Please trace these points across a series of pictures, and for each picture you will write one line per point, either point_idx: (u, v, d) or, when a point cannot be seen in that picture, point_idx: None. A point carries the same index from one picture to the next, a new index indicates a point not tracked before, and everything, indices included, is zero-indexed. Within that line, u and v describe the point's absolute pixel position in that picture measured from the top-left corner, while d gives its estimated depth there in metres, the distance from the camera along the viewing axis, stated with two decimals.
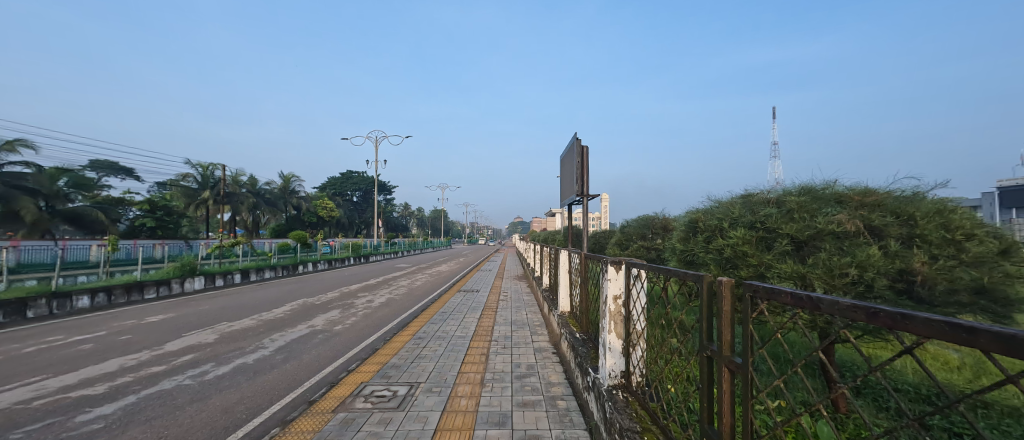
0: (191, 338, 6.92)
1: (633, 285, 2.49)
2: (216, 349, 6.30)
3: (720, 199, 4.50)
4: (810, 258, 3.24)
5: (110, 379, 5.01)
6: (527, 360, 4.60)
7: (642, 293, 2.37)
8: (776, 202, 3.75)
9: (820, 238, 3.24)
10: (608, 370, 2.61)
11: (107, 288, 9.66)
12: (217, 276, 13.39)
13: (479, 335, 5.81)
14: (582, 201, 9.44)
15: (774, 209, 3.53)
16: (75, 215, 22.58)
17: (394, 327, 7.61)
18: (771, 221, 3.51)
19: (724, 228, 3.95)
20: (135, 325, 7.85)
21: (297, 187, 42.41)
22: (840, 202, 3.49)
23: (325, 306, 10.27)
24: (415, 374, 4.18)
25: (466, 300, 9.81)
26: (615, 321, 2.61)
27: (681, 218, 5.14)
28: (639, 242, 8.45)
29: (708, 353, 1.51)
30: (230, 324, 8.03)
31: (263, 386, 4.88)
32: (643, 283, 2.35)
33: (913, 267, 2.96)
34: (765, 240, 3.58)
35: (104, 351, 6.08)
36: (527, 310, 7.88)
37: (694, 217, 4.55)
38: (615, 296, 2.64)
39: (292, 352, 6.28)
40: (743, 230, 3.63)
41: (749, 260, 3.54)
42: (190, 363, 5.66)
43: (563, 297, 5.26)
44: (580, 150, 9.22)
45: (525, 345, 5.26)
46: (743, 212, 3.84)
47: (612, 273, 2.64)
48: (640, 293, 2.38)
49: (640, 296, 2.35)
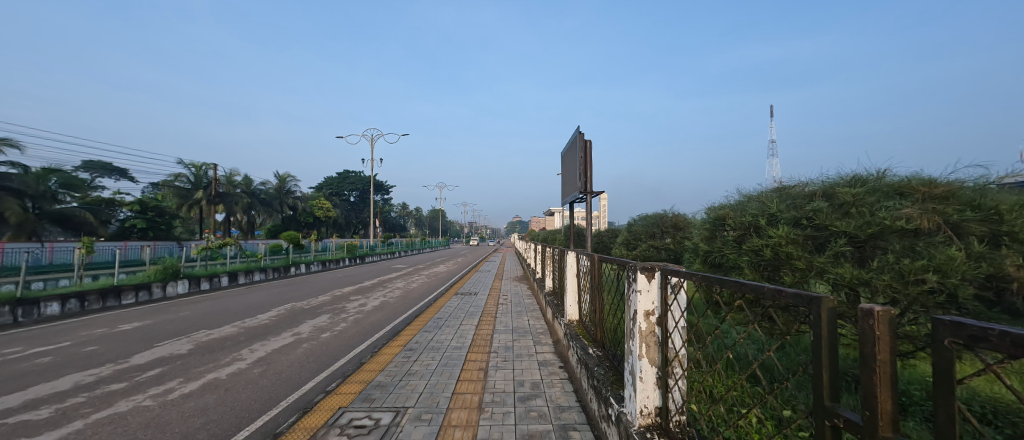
0: (163, 349, 6.33)
1: (672, 298, 1.95)
2: (187, 363, 5.72)
3: (749, 195, 3.97)
4: (872, 262, 2.70)
5: (59, 401, 4.43)
6: (531, 377, 4.03)
7: (682, 308, 1.85)
8: (822, 195, 3.20)
9: (885, 235, 2.69)
10: (639, 405, 2.06)
11: (80, 294, 9.06)
12: (203, 279, 12.78)
13: (477, 346, 5.26)
14: (586, 198, 8.90)
15: (823, 203, 2.98)
16: (63, 216, 21.95)
17: (385, 335, 7.03)
18: (821, 216, 2.95)
19: (759, 226, 3.41)
20: (106, 334, 7.27)
21: (293, 187, 41.68)
22: (900, 195, 2.94)
23: (314, 311, 9.69)
24: (402, 396, 3.62)
25: (463, 304, 9.26)
26: (646, 344, 2.06)
27: (703, 214, 4.58)
28: (647, 241, 7.92)
29: (835, 421, 0.95)
30: (208, 332, 7.44)
31: (233, 407, 4.32)
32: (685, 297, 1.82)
33: (1005, 272, 2.41)
34: (814, 240, 3.02)
35: (61, 366, 5.50)
36: (528, 316, 7.33)
37: (720, 213, 4.00)
38: (647, 312, 2.08)
39: (271, 366, 5.71)
40: (786, 227, 3.09)
41: (795, 263, 2.99)
42: (156, 379, 5.10)
43: (569, 304, 4.69)
44: (584, 144, 8.67)
45: (527, 358, 4.71)
46: (783, 207, 3.30)
47: (642, 281, 2.09)
48: (680, 307, 1.86)
49: (683, 312, 1.82)
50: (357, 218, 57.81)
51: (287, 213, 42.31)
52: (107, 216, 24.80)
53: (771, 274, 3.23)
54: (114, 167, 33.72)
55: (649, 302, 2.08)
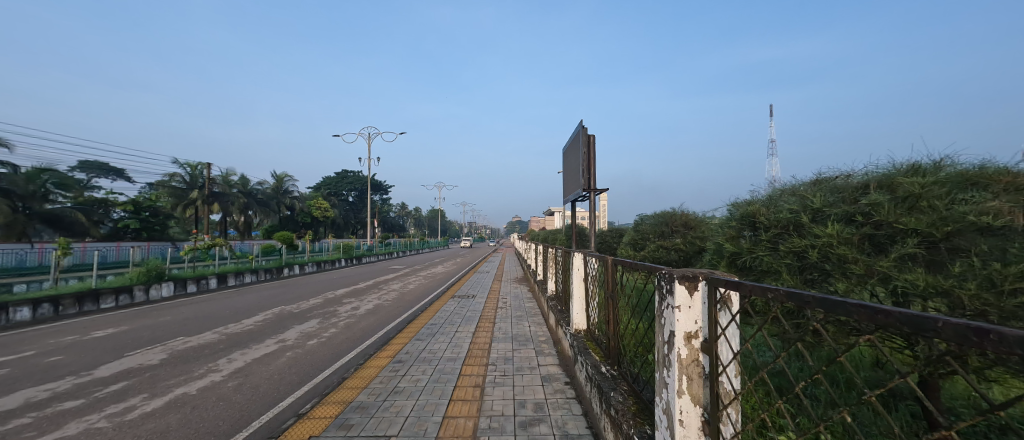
0: (132, 359, 5.80)
1: (723, 316, 1.48)
2: (155, 375, 5.22)
3: (781, 190, 3.49)
4: (951, 267, 2.21)
5: (2, 422, 3.93)
6: (534, 397, 3.55)
7: (735, 330, 1.40)
8: (878, 186, 2.69)
9: (961, 232, 2.21)
10: None
11: (54, 298, 8.53)
12: (190, 281, 12.27)
13: (473, 357, 4.78)
14: (589, 196, 8.42)
15: (883, 196, 2.49)
16: (54, 216, 21.47)
17: (375, 343, 6.53)
18: (882, 212, 2.45)
19: (802, 223, 2.91)
20: (75, 341, 6.77)
21: (290, 186, 41.14)
22: (975, 186, 2.40)
23: (303, 316, 9.20)
24: (384, 422, 3.12)
25: (460, 308, 8.77)
26: (688, 376, 1.57)
27: (726, 211, 4.10)
28: (656, 241, 7.43)
29: None
30: (186, 340, 6.92)
31: (197, 428, 3.83)
32: (737, 316, 1.36)
33: None
34: (872, 240, 2.54)
35: (16, 379, 5.02)
36: (529, 321, 6.84)
37: (749, 209, 3.50)
38: (688, 334, 1.59)
39: (248, 379, 5.21)
40: (836, 225, 2.61)
41: (852, 267, 2.50)
42: (117, 395, 4.61)
43: (576, 312, 4.20)
44: (586, 139, 8.20)
45: (529, 372, 4.23)
46: (828, 202, 2.83)
47: (681, 295, 1.59)
48: (733, 329, 1.41)
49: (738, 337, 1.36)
50: (356, 218, 57.15)
51: (285, 213, 41.63)
52: (99, 216, 24.23)
53: (819, 279, 2.76)
54: (110, 167, 33.26)
55: (691, 322, 1.59)
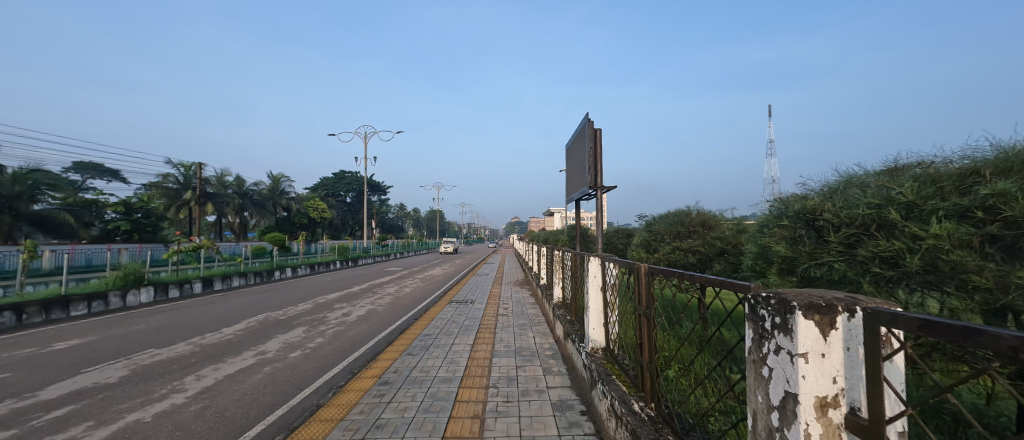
0: (86, 378, 5.15)
1: (889, 376, 0.84)
2: (109, 397, 4.58)
3: (846, 180, 2.84)
4: None
5: None
6: (546, 433, 2.92)
7: (913, 404, 0.78)
8: (997, 172, 2.04)
9: None
10: None
11: (17, 306, 7.86)
12: (172, 286, 11.59)
13: (471, 378, 4.14)
14: (596, 195, 7.76)
15: (1015, 184, 1.85)
16: (42, 218, 20.75)
17: (363, 356, 5.89)
18: (1015, 206, 1.82)
19: (894, 222, 2.28)
20: (31, 355, 6.11)
21: (287, 187, 40.39)
22: None
23: (289, 323, 8.54)
24: None
25: (457, 315, 8.16)
26: None
27: (769, 207, 3.49)
28: (671, 243, 6.82)
29: None
30: (154, 353, 6.25)
31: None
32: (937, 387, 0.74)
33: None
34: (998, 241, 1.93)
35: None
36: (533, 331, 6.22)
37: (805, 203, 2.85)
38: (822, 400, 0.96)
39: (214, 401, 4.56)
40: (947, 223, 1.99)
41: (976, 279, 1.89)
42: (57, 423, 3.97)
43: (593, 326, 3.55)
44: (592, 133, 7.57)
45: (536, 398, 3.60)
46: (929, 195, 2.19)
47: (810, 337, 0.97)
48: (919, 404, 0.78)
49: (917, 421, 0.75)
50: (353, 219, 56.37)
51: (281, 214, 40.85)
52: (89, 217, 23.47)
53: (908, 289, 2.22)
54: (106, 168, 32.62)
55: (829, 382, 0.97)
